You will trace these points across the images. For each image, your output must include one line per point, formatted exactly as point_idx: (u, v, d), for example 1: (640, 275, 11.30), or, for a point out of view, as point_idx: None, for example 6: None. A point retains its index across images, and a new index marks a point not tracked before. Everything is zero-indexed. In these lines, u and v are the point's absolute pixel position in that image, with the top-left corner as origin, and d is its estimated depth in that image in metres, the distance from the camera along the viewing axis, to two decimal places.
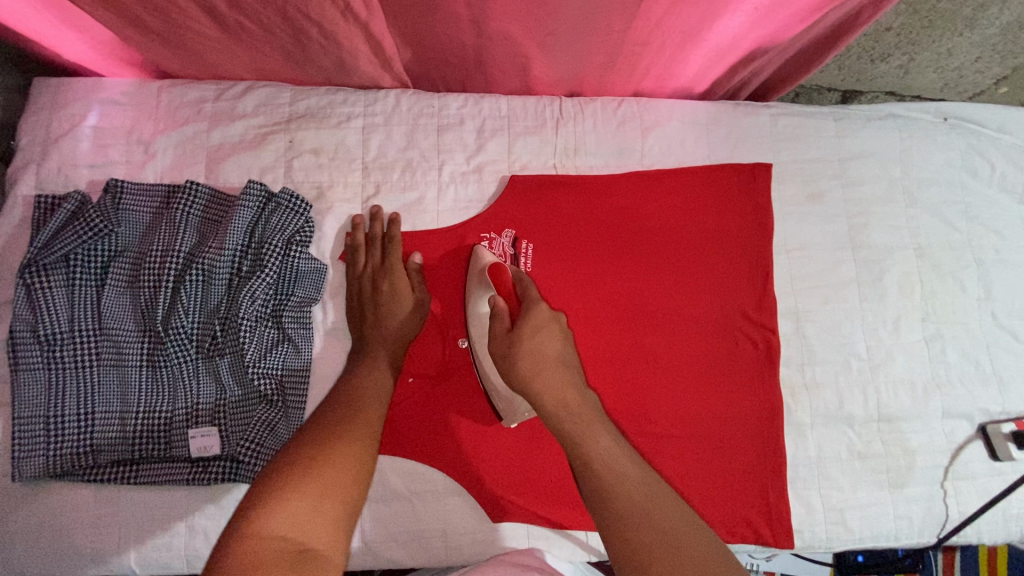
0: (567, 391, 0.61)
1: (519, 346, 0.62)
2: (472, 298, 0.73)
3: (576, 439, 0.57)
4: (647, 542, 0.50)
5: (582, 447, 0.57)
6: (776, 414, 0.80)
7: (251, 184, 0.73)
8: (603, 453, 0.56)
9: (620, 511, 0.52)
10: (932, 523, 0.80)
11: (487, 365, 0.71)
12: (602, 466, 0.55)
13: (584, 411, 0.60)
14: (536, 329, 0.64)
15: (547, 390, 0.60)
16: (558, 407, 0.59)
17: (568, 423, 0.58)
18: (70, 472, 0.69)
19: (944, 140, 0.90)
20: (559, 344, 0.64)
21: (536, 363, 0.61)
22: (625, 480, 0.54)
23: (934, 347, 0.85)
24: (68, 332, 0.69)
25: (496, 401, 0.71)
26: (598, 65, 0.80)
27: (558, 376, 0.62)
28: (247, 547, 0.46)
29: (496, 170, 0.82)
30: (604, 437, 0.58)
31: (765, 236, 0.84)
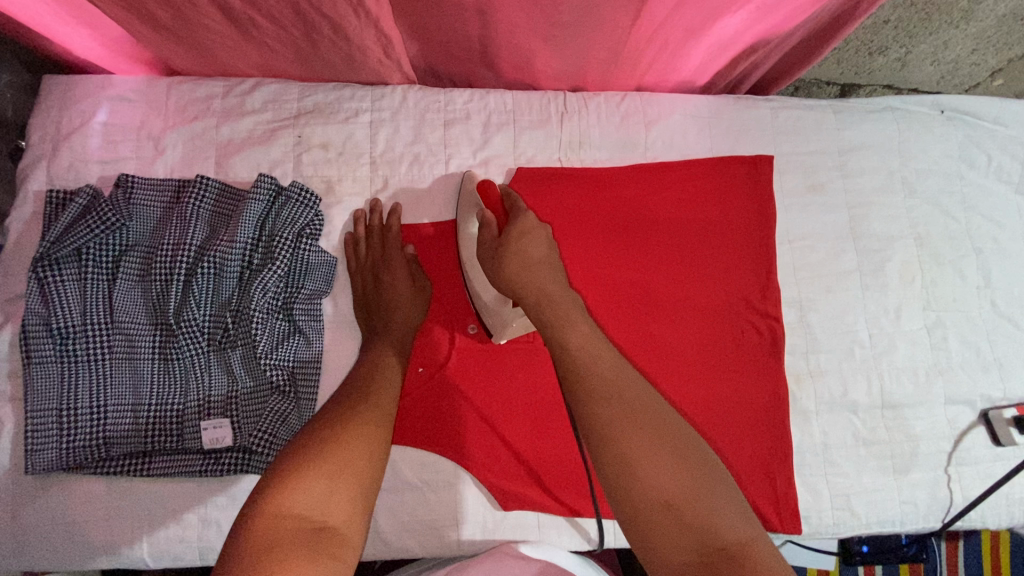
0: (548, 284, 0.60)
1: (506, 250, 0.63)
2: (463, 222, 0.77)
3: (552, 321, 0.57)
4: (615, 421, 0.50)
5: (560, 332, 0.56)
6: (781, 402, 0.81)
7: (262, 178, 0.74)
8: (579, 337, 0.56)
9: (593, 392, 0.52)
10: (937, 508, 0.81)
11: (478, 283, 0.73)
12: (578, 347, 0.55)
13: (563, 299, 0.59)
14: (522, 233, 0.64)
15: (528, 284, 0.60)
16: (539, 298, 0.59)
17: (546, 309, 0.58)
18: (83, 465, 0.69)
19: (942, 131, 0.92)
20: (544, 246, 0.63)
21: (522, 265, 0.61)
22: (598, 360, 0.54)
23: (935, 334, 0.86)
24: (80, 325, 0.69)
25: (486, 317, 0.74)
26: (603, 59, 0.81)
27: (543, 274, 0.61)
28: (268, 526, 0.49)
29: (503, 163, 0.83)
30: (581, 323, 0.57)
31: (767, 228, 0.85)
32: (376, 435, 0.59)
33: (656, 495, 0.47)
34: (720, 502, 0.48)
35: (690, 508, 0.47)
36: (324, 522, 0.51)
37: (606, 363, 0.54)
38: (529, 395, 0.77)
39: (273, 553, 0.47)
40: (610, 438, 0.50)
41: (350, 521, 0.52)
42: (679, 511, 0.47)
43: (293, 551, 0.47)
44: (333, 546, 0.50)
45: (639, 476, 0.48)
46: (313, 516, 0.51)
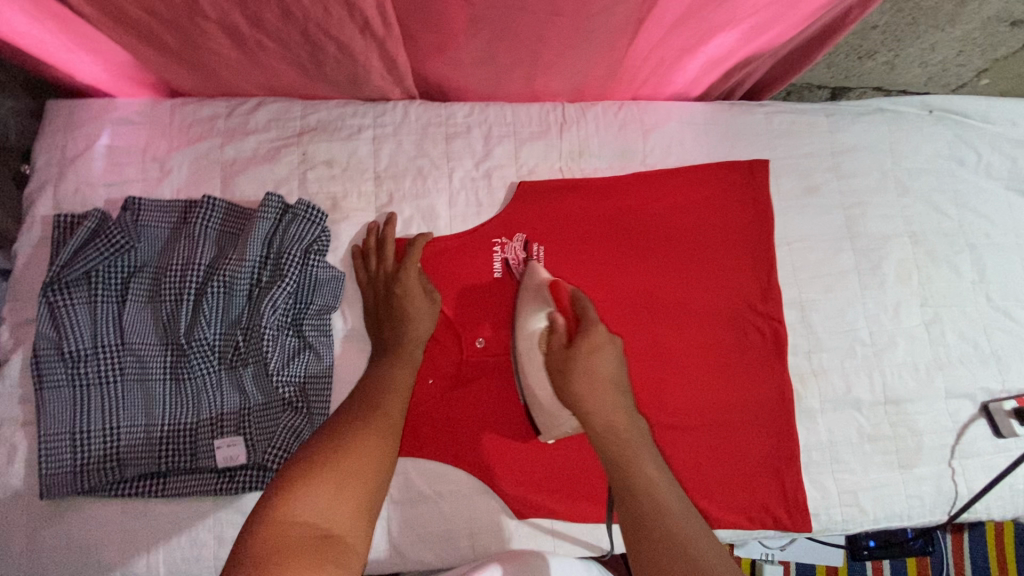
0: (612, 412, 0.61)
1: (576, 364, 0.64)
2: (526, 315, 0.73)
3: (619, 457, 0.58)
4: (666, 565, 0.48)
5: (625, 468, 0.57)
6: (787, 401, 0.81)
7: (269, 197, 0.75)
8: (642, 475, 0.56)
9: (651, 521, 0.52)
10: (943, 501, 0.83)
11: (535, 381, 0.71)
12: (644, 487, 0.55)
13: (627, 433, 0.60)
14: (592, 350, 0.64)
15: (596, 411, 0.62)
16: (605, 425, 0.61)
17: (614, 443, 0.59)
18: (96, 487, 0.69)
19: (931, 131, 0.94)
20: (613, 364, 0.65)
21: (591, 384, 0.63)
22: (659, 502, 0.54)
23: (933, 330, 0.88)
24: (91, 348, 0.70)
25: (537, 415, 0.73)
26: (601, 69, 0.82)
27: (610, 398, 0.62)
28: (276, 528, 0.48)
29: (505, 174, 0.85)
30: (648, 466, 0.57)
31: (767, 230, 0.87)
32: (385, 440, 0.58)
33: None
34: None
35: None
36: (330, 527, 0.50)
37: (665, 504, 0.54)
38: None
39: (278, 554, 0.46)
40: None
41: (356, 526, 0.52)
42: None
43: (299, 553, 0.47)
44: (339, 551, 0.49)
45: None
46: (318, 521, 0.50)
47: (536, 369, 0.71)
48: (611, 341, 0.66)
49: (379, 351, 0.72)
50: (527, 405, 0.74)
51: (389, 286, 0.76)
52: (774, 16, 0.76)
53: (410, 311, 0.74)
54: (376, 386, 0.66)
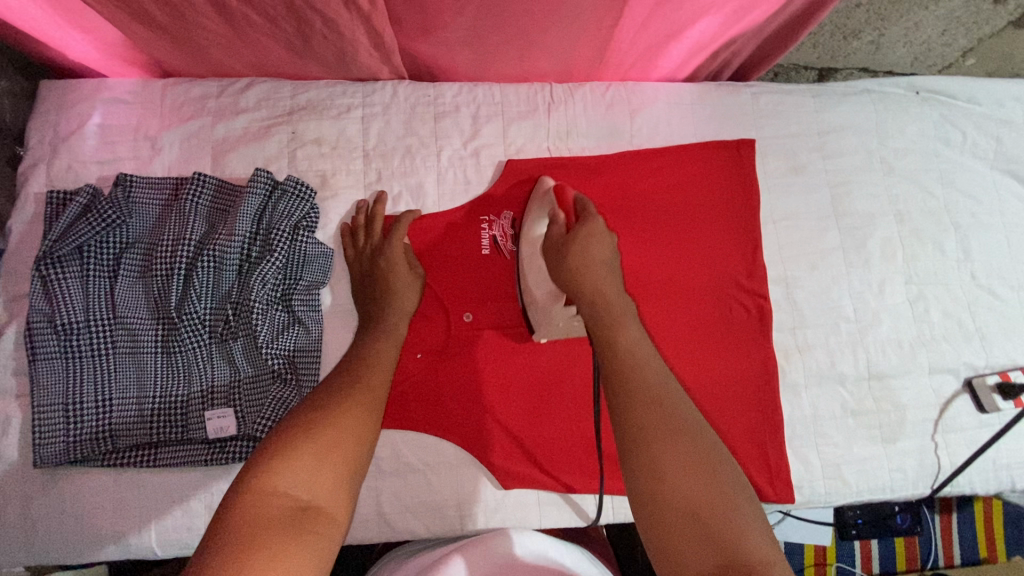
0: (607, 288, 0.64)
1: (571, 247, 0.68)
2: (533, 217, 0.77)
3: (606, 323, 0.61)
4: (650, 424, 0.51)
5: (611, 332, 0.60)
6: (772, 377, 0.82)
7: (257, 173, 0.75)
8: (628, 341, 0.59)
9: (632, 375, 0.55)
10: (925, 474, 0.84)
11: (532, 277, 0.75)
12: (625, 347, 0.58)
13: (618, 303, 0.63)
14: (588, 238, 0.68)
15: (589, 287, 0.65)
16: (594, 299, 0.63)
17: (602, 312, 0.62)
18: (89, 458, 0.70)
19: (917, 111, 0.95)
20: (607, 252, 0.68)
21: (585, 263, 0.66)
22: (644, 367, 0.56)
23: (918, 307, 0.89)
24: (83, 322, 0.71)
25: (531, 311, 0.77)
26: (588, 48, 0.83)
27: (603, 276, 0.65)
28: (256, 503, 0.49)
29: (493, 153, 0.86)
30: (632, 328, 0.60)
31: (752, 209, 0.88)
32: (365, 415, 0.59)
33: (683, 505, 0.48)
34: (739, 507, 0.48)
35: (719, 522, 0.47)
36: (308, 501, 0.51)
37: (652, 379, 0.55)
38: (524, 378, 0.79)
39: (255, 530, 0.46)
40: (645, 441, 0.51)
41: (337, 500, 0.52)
42: (706, 522, 0.47)
43: (277, 528, 0.47)
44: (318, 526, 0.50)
45: (667, 484, 0.49)
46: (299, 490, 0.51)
47: (536, 269, 0.75)
48: (606, 234, 0.69)
49: (361, 325, 0.74)
50: (524, 303, 0.78)
51: (376, 259, 0.77)
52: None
53: (392, 286, 0.75)
54: (363, 363, 0.67)
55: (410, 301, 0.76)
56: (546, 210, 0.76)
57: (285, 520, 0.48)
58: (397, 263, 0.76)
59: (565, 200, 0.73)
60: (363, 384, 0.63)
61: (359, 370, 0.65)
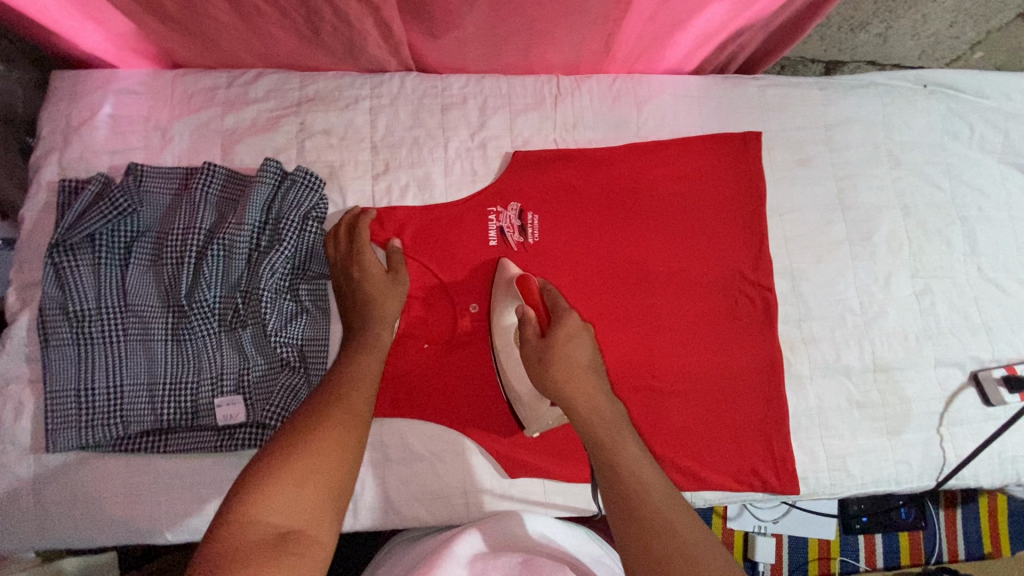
0: (598, 399, 0.63)
1: (552, 352, 0.65)
2: (499, 307, 0.76)
3: (605, 447, 0.59)
4: (656, 534, 0.52)
5: (610, 449, 0.59)
6: (778, 368, 0.82)
7: (267, 163, 0.76)
8: (629, 460, 0.58)
9: (634, 491, 0.55)
10: (931, 467, 0.84)
11: (513, 374, 0.74)
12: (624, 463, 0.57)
13: (609, 417, 0.61)
14: (568, 337, 0.66)
15: (579, 398, 0.63)
16: (590, 416, 0.61)
17: (598, 427, 0.60)
18: (101, 443, 0.71)
19: (925, 104, 0.95)
20: (587, 352, 0.66)
21: (570, 371, 0.64)
22: (645, 484, 0.56)
23: (924, 300, 0.89)
24: (96, 309, 0.72)
25: (518, 409, 0.75)
26: (595, 39, 0.84)
27: (588, 385, 0.64)
28: (236, 534, 0.50)
29: (499, 145, 0.86)
30: (629, 444, 0.59)
31: (759, 200, 0.88)
32: (345, 434, 0.60)
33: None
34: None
35: None
36: (290, 526, 0.52)
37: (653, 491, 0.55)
38: None
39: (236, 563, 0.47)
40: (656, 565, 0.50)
41: (320, 521, 0.54)
42: None
43: (258, 559, 0.48)
44: (300, 548, 0.51)
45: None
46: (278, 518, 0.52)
47: (516, 363, 0.74)
48: (582, 330, 0.67)
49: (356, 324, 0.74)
50: (508, 400, 0.76)
51: (348, 271, 0.77)
52: None
53: (369, 293, 0.75)
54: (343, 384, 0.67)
55: (392, 306, 0.75)
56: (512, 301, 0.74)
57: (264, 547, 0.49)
58: (369, 268, 0.76)
59: (532, 292, 0.71)
60: (343, 402, 0.63)
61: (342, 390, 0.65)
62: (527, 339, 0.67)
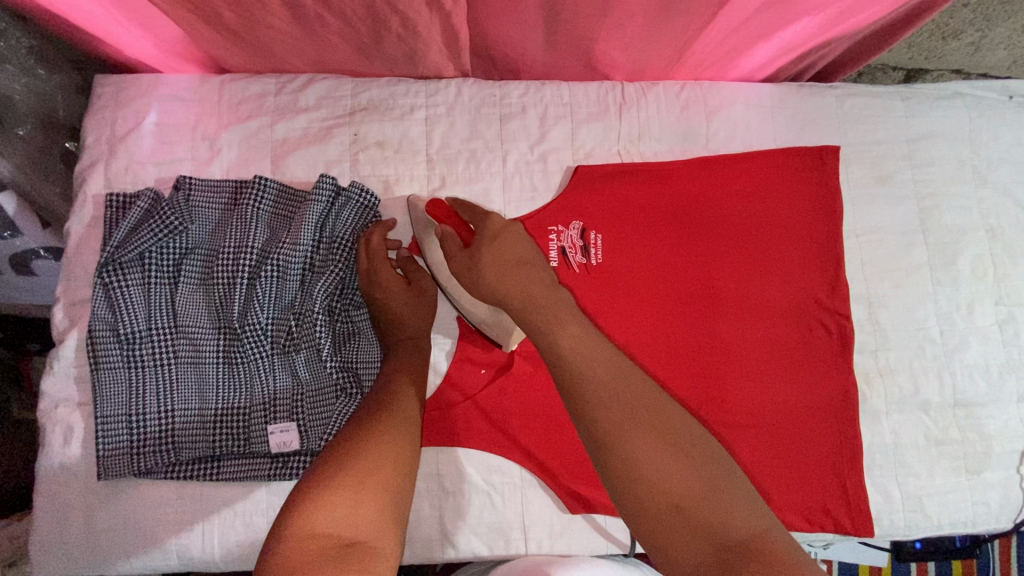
0: (532, 286, 0.62)
1: (479, 257, 0.65)
2: (426, 247, 0.75)
3: (544, 327, 0.59)
4: (620, 420, 0.52)
5: (551, 333, 0.58)
6: (853, 403, 0.78)
7: (322, 179, 0.71)
8: (570, 335, 0.58)
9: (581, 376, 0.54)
10: (1010, 508, 0.79)
11: (466, 300, 0.72)
12: (568, 348, 0.57)
13: (549, 304, 0.61)
14: (494, 237, 0.66)
15: (512, 289, 0.62)
16: (524, 304, 0.61)
17: (534, 312, 0.60)
18: (153, 470, 0.69)
19: (1014, 118, 0.89)
20: (517, 243, 0.66)
21: (499, 271, 0.63)
22: (594, 363, 0.55)
23: (1008, 330, 0.83)
24: (146, 331, 0.69)
25: (489, 330, 0.73)
26: (667, 46, 0.78)
27: (522, 277, 0.63)
28: (297, 546, 0.47)
29: (561, 158, 0.81)
30: (571, 325, 0.59)
31: (837, 223, 0.82)
32: (396, 445, 0.59)
33: (664, 497, 0.49)
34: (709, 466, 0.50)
35: (704, 505, 0.48)
36: (354, 537, 0.49)
37: (602, 361, 0.56)
38: None
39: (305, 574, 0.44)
40: (618, 442, 0.51)
41: (382, 533, 0.51)
42: (688, 509, 0.48)
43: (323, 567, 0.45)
44: (367, 560, 0.48)
45: (647, 479, 0.49)
46: (338, 530, 0.49)
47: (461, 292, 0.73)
48: (507, 225, 0.67)
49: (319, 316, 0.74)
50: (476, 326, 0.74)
51: (370, 291, 0.73)
52: (860, 3, 0.71)
53: (399, 312, 0.72)
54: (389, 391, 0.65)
55: (421, 321, 0.73)
56: (433, 229, 0.73)
57: (328, 557, 0.46)
58: (394, 288, 0.73)
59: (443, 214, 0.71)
60: (390, 412, 0.62)
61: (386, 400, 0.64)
62: (451, 255, 0.67)
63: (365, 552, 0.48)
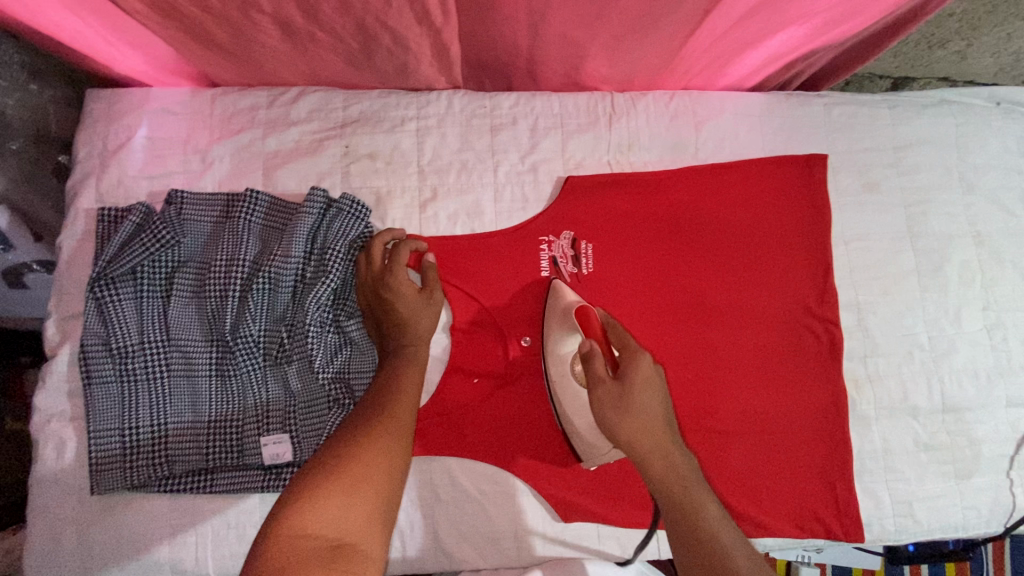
0: (676, 456, 0.59)
1: (628, 401, 0.60)
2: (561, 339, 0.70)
3: (683, 505, 0.57)
4: None
5: (693, 520, 0.56)
6: (842, 408, 0.79)
7: (313, 191, 0.73)
8: (711, 522, 0.56)
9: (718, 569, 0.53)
10: (1000, 512, 0.80)
11: (569, 407, 0.68)
12: (708, 534, 0.55)
13: (687, 475, 0.59)
14: (641, 385, 0.61)
15: (660, 457, 0.59)
16: (668, 474, 0.58)
17: (677, 489, 0.58)
18: (146, 483, 0.69)
19: (1000, 125, 0.90)
20: (661, 403, 0.61)
21: (644, 427, 0.60)
22: (734, 559, 0.54)
23: (995, 335, 0.84)
24: (139, 345, 0.69)
25: (575, 442, 0.70)
26: (656, 56, 0.79)
27: (666, 440, 0.60)
28: (286, 546, 0.48)
29: (552, 168, 0.82)
30: (711, 508, 0.57)
31: (824, 229, 0.83)
32: (389, 448, 0.59)
33: None
34: None
35: None
36: (342, 537, 0.50)
37: (742, 562, 0.54)
38: None
39: (293, 572, 0.46)
40: None
41: (369, 536, 0.52)
42: None
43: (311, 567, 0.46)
44: (354, 561, 0.49)
45: None
46: (327, 529, 0.50)
47: (573, 397, 0.68)
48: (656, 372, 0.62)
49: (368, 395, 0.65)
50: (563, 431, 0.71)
51: (378, 292, 0.72)
52: (847, 12, 0.72)
53: (404, 316, 0.71)
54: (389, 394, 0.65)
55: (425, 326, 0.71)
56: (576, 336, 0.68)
57: (316, 558, 0.47)
58: (403, 291, 0.71)
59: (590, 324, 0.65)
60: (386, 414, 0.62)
61: (382, 403, 0.64)
62: (599, 379, 0.61)
63: (353, 554, 0.49)
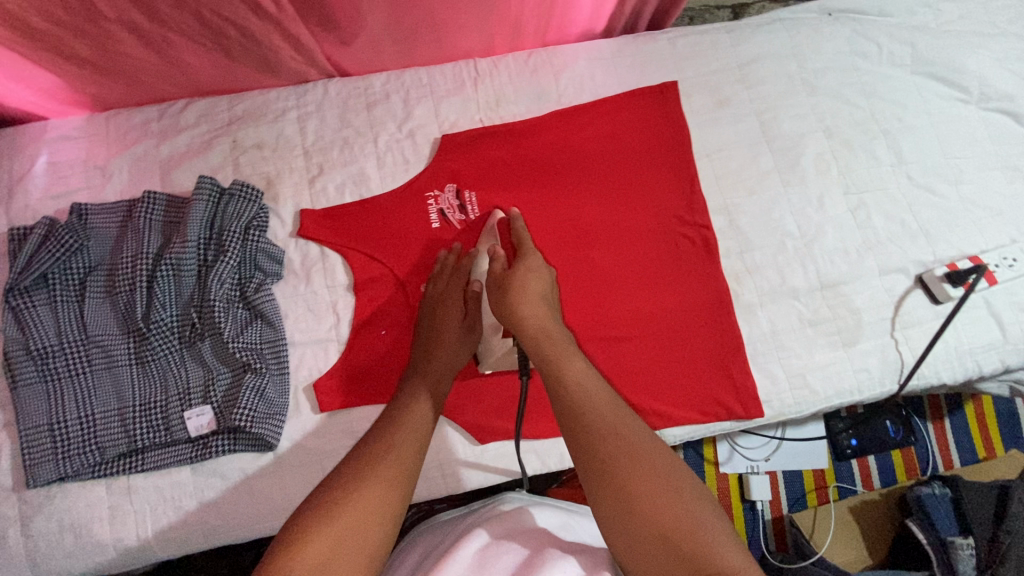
0: (546, 321, 0.69)
1: (512, 283, 0.73)
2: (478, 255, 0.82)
3: (552, 359, 0.63)
4: (610, 453, 0.52)
5: (558, 364, 0.62)
6: (725, 300, 0.85)
7: (202, 181, 0.79)
8: (572, 373, 0.60)
9: (575, 406, 0.57)
10: (890, 370, 0.86)
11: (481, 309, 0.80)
12: (565, 380, 0.60)
13: (555, 338, 0.66)
14: (527, 272, 0.74)
15: (531, 319, 0.69)
16: (536, 332, 0.67)
17: (545, 345, 0.65)
18: (80, 472, 0.74)
19: (830, 30, 0.99)
20: (546, 285, 0.75)
21: (526, 300, 0.71)
22: (588, 392, 0.58)
23: (859, 215, 0.91)
24: (58, 345, 0.74)
25: (478, 343, 0.81)
26: (497, 17, 0.88)
27: (540, 310, 0.70)
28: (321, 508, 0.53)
29: (427, 132, 0.89)
30: (575, 360, 0.62)
31: (683, 145, 0.91)
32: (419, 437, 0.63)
33: (651, 529, 0.48)
34: (698, 509, 0.49)
35: (687, 537, 0.47)
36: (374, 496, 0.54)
37: (598, 394, 0.58)
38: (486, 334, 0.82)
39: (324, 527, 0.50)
40: (610, 473, 0.51)
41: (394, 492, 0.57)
42: (671, 538, 0.47)
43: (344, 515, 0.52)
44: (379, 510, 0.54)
45: (639, 510, 0.49)
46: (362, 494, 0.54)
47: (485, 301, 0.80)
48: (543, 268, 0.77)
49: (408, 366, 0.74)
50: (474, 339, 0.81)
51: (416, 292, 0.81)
52: None
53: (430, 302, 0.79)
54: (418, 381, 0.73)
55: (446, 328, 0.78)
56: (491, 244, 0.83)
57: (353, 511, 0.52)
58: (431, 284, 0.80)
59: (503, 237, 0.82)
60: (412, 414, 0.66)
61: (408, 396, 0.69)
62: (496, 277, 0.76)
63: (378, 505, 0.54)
